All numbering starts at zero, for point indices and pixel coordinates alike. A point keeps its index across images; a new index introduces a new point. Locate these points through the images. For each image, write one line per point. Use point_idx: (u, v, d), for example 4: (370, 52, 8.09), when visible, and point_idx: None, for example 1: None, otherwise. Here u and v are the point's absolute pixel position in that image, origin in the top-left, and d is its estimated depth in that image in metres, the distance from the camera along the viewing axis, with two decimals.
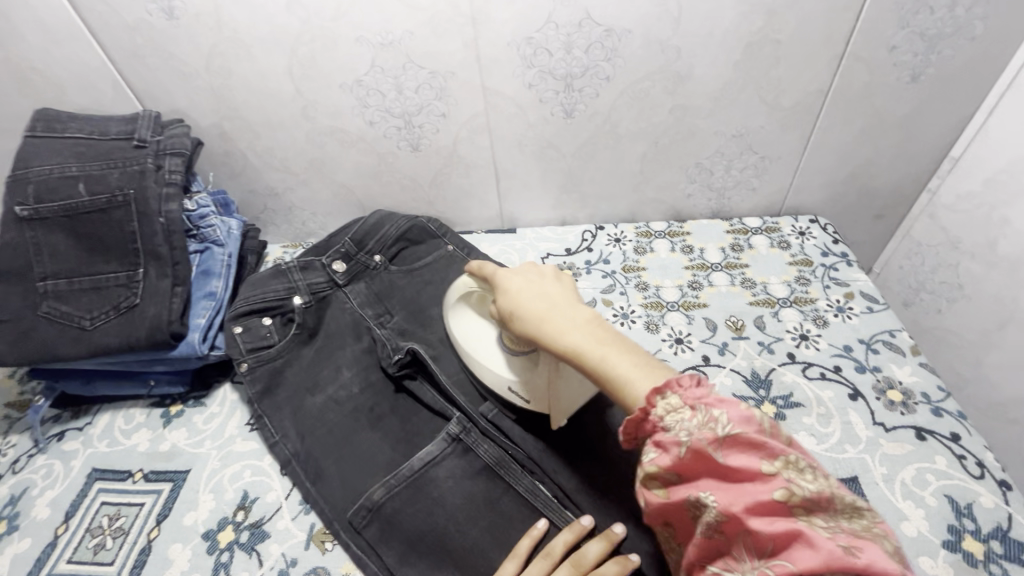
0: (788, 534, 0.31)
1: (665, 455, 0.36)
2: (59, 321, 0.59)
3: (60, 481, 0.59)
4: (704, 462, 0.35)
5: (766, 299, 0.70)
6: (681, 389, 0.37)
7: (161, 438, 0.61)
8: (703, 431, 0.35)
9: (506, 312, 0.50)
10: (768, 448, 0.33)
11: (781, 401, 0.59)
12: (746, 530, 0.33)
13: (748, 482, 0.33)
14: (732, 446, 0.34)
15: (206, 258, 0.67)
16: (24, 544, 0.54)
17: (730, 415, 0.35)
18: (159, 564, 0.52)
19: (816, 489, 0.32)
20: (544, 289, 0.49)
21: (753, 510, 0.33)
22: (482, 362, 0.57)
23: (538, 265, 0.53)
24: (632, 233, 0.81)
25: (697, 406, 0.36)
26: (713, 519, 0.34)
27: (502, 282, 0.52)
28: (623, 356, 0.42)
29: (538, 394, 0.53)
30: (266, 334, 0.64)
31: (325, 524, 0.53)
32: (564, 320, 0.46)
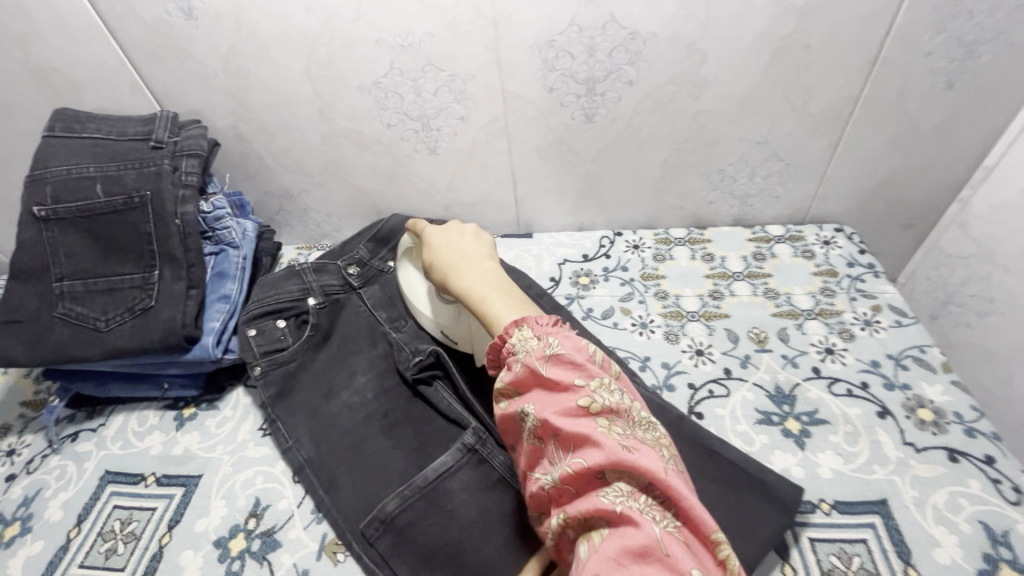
0: (585, 434, 0.38)
1: (511, 374, 0.43)
2: (75, 322, 0.59)
3: (74, 483, 0.58)
4: (534, 378, 0.42)
5: (790, 311, 0.68)
6: (535, 326, 0.45)
7: (174, 441, 0.61)
8: (537, 352, 0.42)
9: (427, 261, 0.58)
10: (584, 370, 0.41)
11: (806, 418, 0.57)
12: (556, 431, 0.39)
13: (564, 395, 0.40)
14: (557, 364, 0.42)
15: (221, 259, 0.66)
16: (37, 546, 0.54)
17: (563, 345, 0.43)
18: (170, 571, 0.51)
19: (614, 402, 0.39)
20: (462, 244, 0.57)
21: (564, 415, 0.39)
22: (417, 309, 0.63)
23: (466, 225, 0.61)
24: (651, 240, 0.79)
25: (541, 337, 0.44)
26: (534, 425, 0.41)
27: (429, 237, 0.60)
28: (501, 300, 0.50)
29: (463, 337, 0.60)
30: (280, 336, 0.63)
31: (337, 535, 0.52)
32: (468, 271, 0.54)
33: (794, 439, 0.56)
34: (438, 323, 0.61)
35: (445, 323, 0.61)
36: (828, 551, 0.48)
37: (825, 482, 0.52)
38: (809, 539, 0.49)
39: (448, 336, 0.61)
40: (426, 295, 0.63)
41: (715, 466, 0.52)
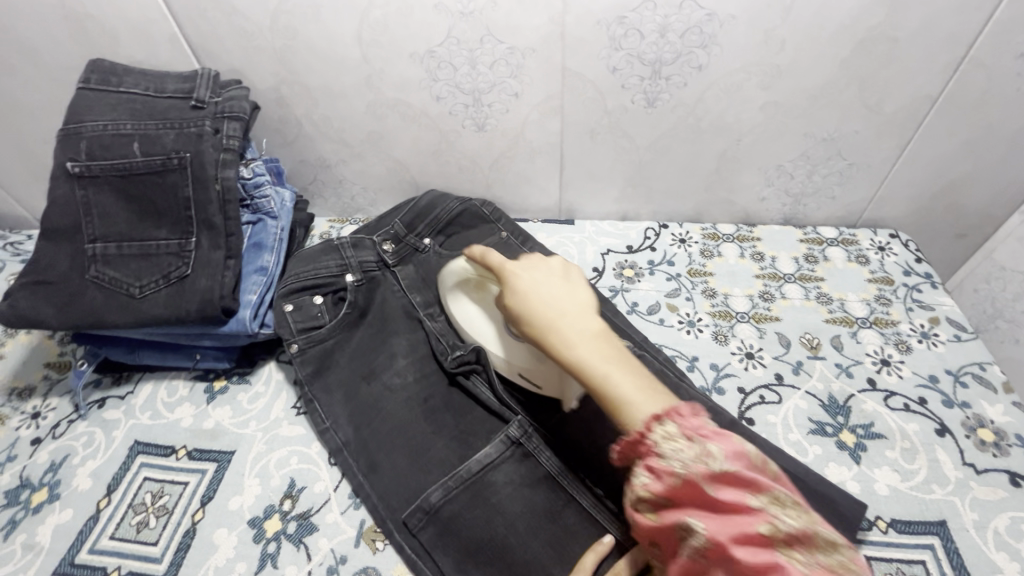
0: (771, 569, 0.31)
1: (657, 480, 0.35)
2: (107, 287, 0.56)
3: (102, 452, 0.57)
4: (693, 492, 0.33)
5: (844, 318, 0.65)
6: (679, 418, 0.36)
7: (205, 415, 0.59)
8: (696, 462, 0.34)
9: (513, 310, 0.48)
10: (757, 483, 0.33)
11: (861, 431, 0.55)
12: (729, 564, 0.32)
13: (736, 515, 0.32)
14: (722, 478, 0.33)
15: (258, 230, 0.63)
16: (66, 514, 0.53)
17: (725, 450, 0.34)
18: (204, 550, 0.50)
19: (800, 526, 0.32)
20: (553, 290, 0.48)
21: (736, 542, 0.32)
22: (489, 348, 0.56)
23: (551, 263, 0.52)
24: (698, 234, 0.76)
25: (694, 437, 0.35)
26: (698, 549, 0.33)
27: (510, 278, 0.50)
28: (625, 375, 0.40)
29: (551, 380, 0.53)
30: (317, 313, 0.61)
31: (376, 521, 0.50)
32: (571, 331, 0.44)
33: (849, 452, 0.54)
34: (516, 365, 0.55)
35: (523, 364, 0.54)
36: (884, 570, 0.47)
37: (881, 498, 0.51)
38: (866, 557, 0.47)
39: (528, 379, 0.55)
40: (493, 328, 0.57)
41: None
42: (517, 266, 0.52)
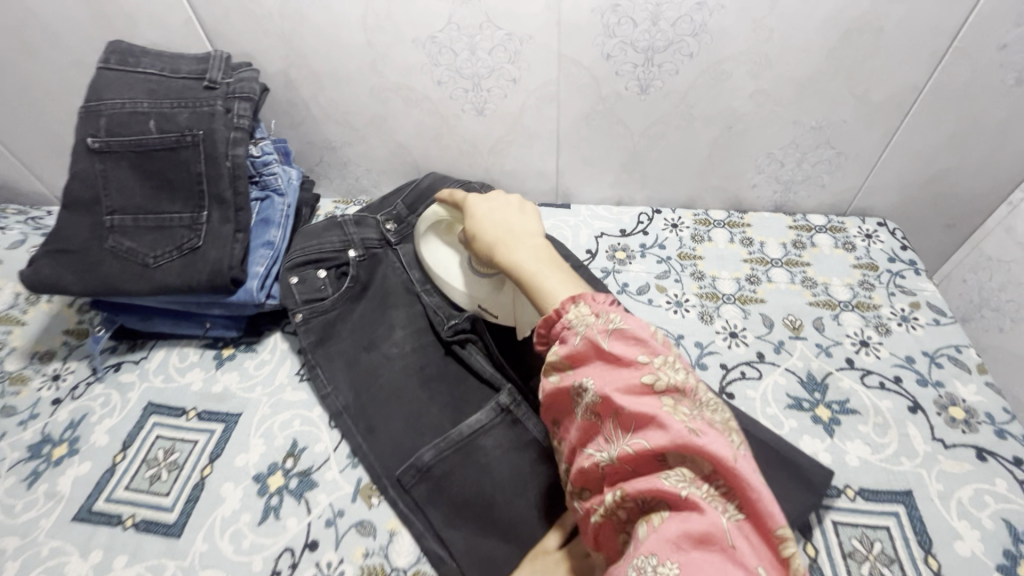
0: (647, 415, 0.36)
1: (565, 346, 0.41)
2: (124, 256, 0.60)
3: (118, 412, 0.60)
4: (592, 352, 0.39)
5: (827, 301, 0.68)
6: (591, 300, 0.42)
7: (214, 379, 0.63)
8: (596, 327, 0.40)
9: (468, 229, 0.54)
10: (646, 346, 0.39)
11: (836, 406, 0.58)
12: (615, 411, 0.38)
13: (625, 372, 0.38)
14: (617, 340, 0.39)
15: (266, 206, 0.67)
16: (85, 467, 0.56)
17: (624, 321, 0.40)
18: (211, 501, 0.53)
19: (679, 382, 0.37)
20: (505, 214, 0.53)
21: (622, 394, 0.37)
22: (452, 282, 0.61)
23: (513, 196, 0.57)
24: (690, 220, 0.79)
25: (599, 312, 0.41)
26: (593, 402, 0.39)
27: (470, 205, 0.55)
28: (553, 273, 0.46)
29: (506, 309, 0.58)
30: (321, 286, 0.64)
31: (372, 479, 0.54)
32: (514, 242, 0.50)
33: (823, 425, 0.56)
34: (475, 298, 0.59)
35: (483, 294, 0.59)
36: (850, 534, 0.49)
37: (851, 469, 0.53)
38: (833, 522, 0.50)
39: (488, 310, 0.60)
40: (457, 263, 0.61)
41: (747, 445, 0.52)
42: (479, 198, 0.56)
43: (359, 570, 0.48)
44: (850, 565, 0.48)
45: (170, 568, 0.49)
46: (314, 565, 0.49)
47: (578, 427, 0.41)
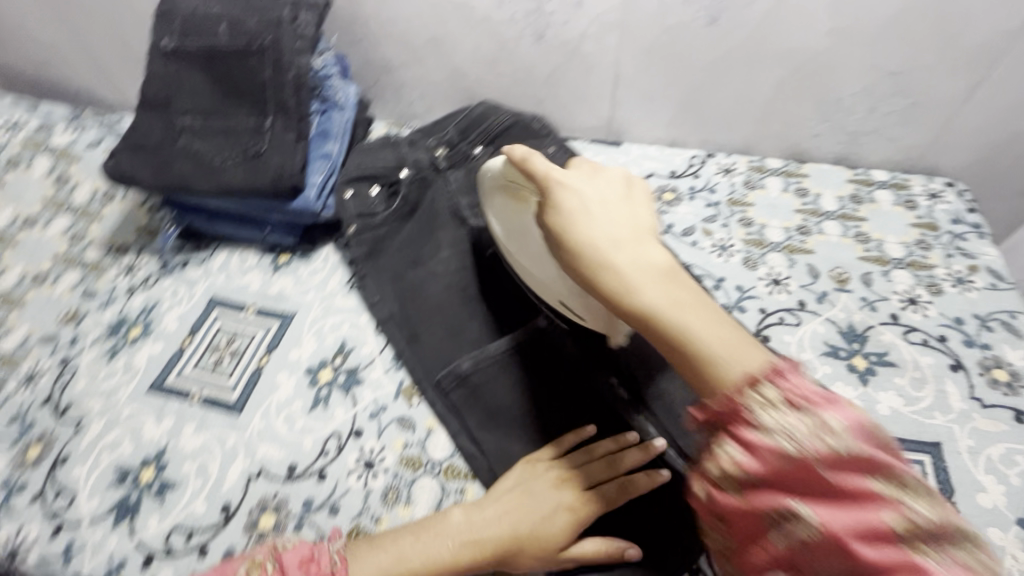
0: (897, 564, 0.29)
1: (755, 454, 0.33)
2: (194, 157, 0.63)
3: (186, 302, 0.66)
4: (803, 470, 0.32)
5: (879, 257, 0.66)
6: (779, 382, 0.35)
7: (271, 282, 0.67)
8: (806, 435, 0.32)
9: (563, 237, 0.45)
10: (880, 465, 0.31)
11: (874, 358, 0.57)
12: (844, 553, 0.30)
13: (854, 501, 0.31)
14: (839, 457, 0.31)
15: (325, 119, 0.69)
16: (157, 347, 0.62)
17: (842, 424, 0.32)
18: (268, 386, 0.58)
19: (933, 518, 0.30)
20: (609, 223, 0.45)
21: (858, 533, 0.30)
22: (537, 276, 0.54)
23: (606, 179, 0.49)
24: (744, 166, 0.76)
25: (801, 407, 0.33)
26: (805, 536, 0.31)
27: (563, 207, 0.46)
28: (700, 322, 0.39)
29: (597, 313, 0.51)
30: (373, 202, 0.67)
31: (414, 381, 0.57)
32: (632, 264, 0.42)
33: (857, 374, 0.56)
34: (561, 295, 0.53)
35: (572, 295, 0.52)
36: None
37: (881, 417, 0.54)
38: None
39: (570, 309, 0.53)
40: (544, 254, 0.53)
41: None
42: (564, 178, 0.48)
43: (399, 458, 0.53)
44: None
45: (232, 439, 0.55)
46: (358, 450, 0.53)
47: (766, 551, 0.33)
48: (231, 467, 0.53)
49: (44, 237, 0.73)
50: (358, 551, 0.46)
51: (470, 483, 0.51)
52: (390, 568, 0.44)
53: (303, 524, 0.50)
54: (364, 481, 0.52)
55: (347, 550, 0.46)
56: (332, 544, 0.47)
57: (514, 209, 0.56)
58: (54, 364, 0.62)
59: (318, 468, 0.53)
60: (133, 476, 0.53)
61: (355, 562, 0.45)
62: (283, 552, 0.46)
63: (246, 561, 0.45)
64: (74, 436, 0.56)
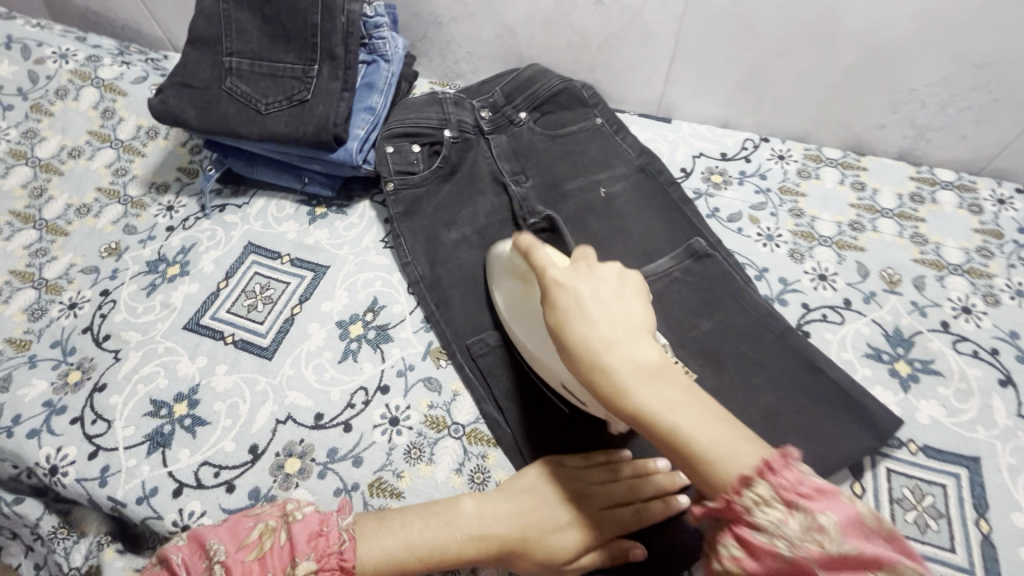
0: None
1: (752, 557, 0.29)
2: (239, 99, 0.62)
3: (223, 245, 0.66)
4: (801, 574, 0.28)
5: (934, 261, 0.63)
6: (772, 479, 0.30)
7: (307, 232, 0.67)
8: (805, 540, 0.28)
9: (558, 335, 0.40)
10: (883, 564, 0.27)
11: (918, 364, 0.55)
12: None
13: None
14: (842, 564, 0.27)
15: (371, 71, 0.67)
16: (194, 287, 0.63)
17: (837, 521, 0.28)
18: (299, 335, 0.59)
19: None
20: (607, 311, 0.39)
21: None
22: (535, 354, 0.50)
23: (599, 268, 0.43)
24: (799, 154, 0.73)
25: (794, 502, 0.29)
26: None
27: (558, 295, 0.41)
28: (699, 422, 0.33)
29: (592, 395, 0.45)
30: (413, 160, 0.65)
31: (442, 343, 0.57)
32: (630, 357, 0.36)
33: (899, 380, 0.54)
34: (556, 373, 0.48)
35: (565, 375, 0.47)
36: (902, 483, 0.49)
37: (919, 425, 0.52)
38: (887, 469, 0.49)
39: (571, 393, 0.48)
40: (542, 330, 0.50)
41: (814, 380, 0.52)
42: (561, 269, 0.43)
43: (424, 417, 0.53)
44: (896, 510, 0.48)
45: (262, 383, 0.56)
46: (384, 406, 0.54)
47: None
48: (260, 411, 0.54)
49: (89, 169, 0.74)
50: (367, 528, 0.44)
51: (492, 449, 0.51)
52: (393, 552, 0.42)
53: (326, 472, 0.51)
54: (388, 436, 0.52)
55: (358, 527, 0.44)
56: (342, 519, 0.44)
57: (518, 290, 0.52)
58: (95, 294, 0.63)
59: (344, 419, 0.53)
60: (166, 409, 0.54)
61: (363, 541, 0.43)
62: (293, 521, 0.43)
63: (259, 525, 0.43)
64: (112, 365, 0.57)
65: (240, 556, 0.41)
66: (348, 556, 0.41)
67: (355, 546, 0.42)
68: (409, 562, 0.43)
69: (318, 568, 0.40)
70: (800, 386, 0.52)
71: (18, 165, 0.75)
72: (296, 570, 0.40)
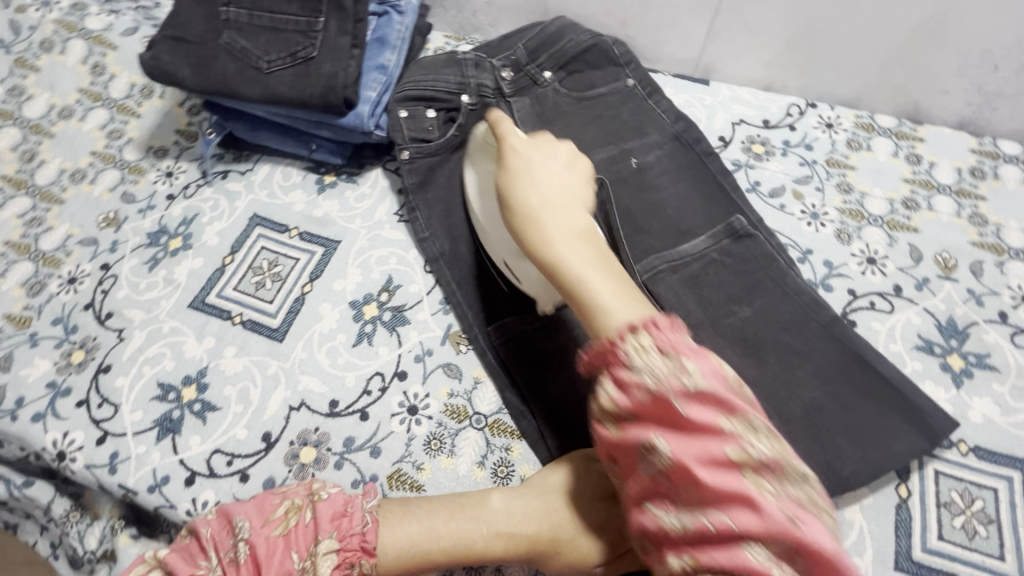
0: (734, 493, 0.31)
1: (623, 393, 0.35)
2: (238, 56, 0.56)
3: (227, 217, 0.62)
4: (661, 408, 0.34)
5: (995, 245, 0.58)
6: (654, 330, 0.36)
7: (316, 204, 0.62)
8: (669, 378, 0.34)
9: (501, 193, 0.46)
10: (731, 406, 0.33)
11: (973, 359, 0.52)
12: (692, 483, 0.32)
13: (704, 436, 0.33)
14: (695, 399, 0.33)
15: (382, 25, 0.61)
16: (198, 262, 0.59)
17: (700, 368, 0.34)
18: (311, 316, 0.55)
19: (768, 453, 0.32)
20: (550, 181, 0.45)
21: (703, 463, 0.32)
22: (486, 233, 0.53)
23: (553, 148, 0.48)
24: (850, 122, 0.67)
25: (666, 349, 0.35)
26: (661, 465, 0.33)
27: (508, 156, 0.47)
28: (599, 278, 0.41)
29: (529, 278, 0.50)
30: (427, 127, 0.60)
31: (463, 328, 0.54)
32: (554, 220, 0.43)
33: (951, 375, 0.51)
34: (501, 252, 0.52)
35: (508, 255, 0.51)
36: (951, 486, 0.46)
37: (971, 425, 0.49)
38: (935, 471, 0.47)
39: (511, 271, 0.52)
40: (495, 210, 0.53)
41: (863, 376, 0.48)
42: (517, 138, 0.48)
43: (444, 407, 0.50)
44: (943, 515, 0.45)
45: (272, 367, 0.53)
46: (402, 394, 0.51)
47: (635, 482, 0.36)
48: (271, 397, 0.52)
49: (82, 130, 0.69)
50: (392, 512, 0.41)
51: (516, 441, 0.49)
52: (419, 543, 0.40)
53: (343, 462, 0.48)
54: (407, 426, 0.50)
55: (383, 510, 0.42)
56: (367, 501, 0.42)
57: (484, 170, 0.54)
58: (95, 269, 0.60)
59: (360, 407, 0.51)
60: (174, 393, 0.52)
61: (387, 525, 0.41)
62: (319, 500, 0.41)
63: (286, 501, 0.41)
64: (116, 345, 0.55)
65: (266, 531, 0.40)
66: (370, 537, 0.39)
67: (378, 528, 0.40)
68: (433, 554, 0.40)
69: (341, 548, 0.39)
70: (846, 381, 0.48)
71: (6, 126, 0.70)
72: (318, 548, 0.38)
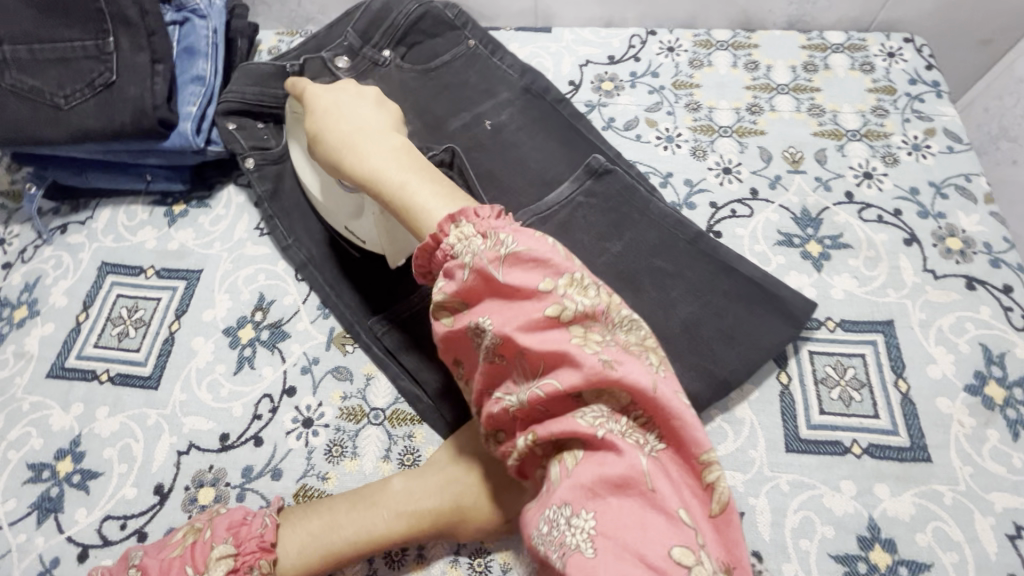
0: (556, 352, 0.33)
1: (452, 281, 0.37)
2: (29, 98, 0.52)
3: (73, 272, 0.57)
4: (485, 285, 0.35)
5: (834, 131, 0.61)
6: (475, 219, 0.37)
7: (168, 237, 0.58)
8: (487, 253, 0.35)
9: (314, 134, 0.47)
10: (549, 268, 0.35)
11: (828, 241, 0.55)
12: (520, 352, 0.34)
13: (525, 301, 0.35)
14: (513, 265, 0.35)
15: (187, 33, 0.58)
16: (49, 327, 0.55)
17: (516, 238, 0.36)
18: (184, 354, 0.52)
19: (588, 306, 0.34)
20: (355, 111, 0.47)
21: (524, 328, 0.34)
22: (322, 194, 0.53)
23: (361, 88, 0.49)
24: (689, 41, 0.68)
25: (486, 232, 0.36)
26: (491, 344, 0.35)
27: (313, 99, 0.49)
28: (417, 180, 0.41)
29: (371, 235, 0.51)
30: (263, 137, 0.57)
31: (345, 327, 0.52)
32: (365, 143, 0.44)
33: (812, 261, 0.54)
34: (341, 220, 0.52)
35: (345, 216, 0.52)
36: (825, 362, 0.49)
37: (834, 301, 0.52)
38: (809, 352, 0.50)
39: (352, 234, 0.52)
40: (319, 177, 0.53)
41: (731, 281, 0.51)
42: (322, 87, 0.50)
43: (339, 411, 0.49)
44: (821, 391, 0.48)
45: (152, 417, 0.50)
46: (294, 409, 0.49)
47: (478, 371, 0.37)
48: (157, 447, 0.49)
49: None
50: (295, 514, 0.43)
51: (418, 426, 0.49)
52: (320, 535, 0.42)
53: (245, 493, 0.47)
54: (304, 440, 0.48)
55: (286, 513, 0.43)
56: (268, 508, 0.43)
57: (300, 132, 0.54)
58: None
59: (253, 433, 0.49)
60: (49, 470, 0.48)
61: (288, 526, 0.42)
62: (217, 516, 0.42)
63: (184, 528, 0.42)
64: None
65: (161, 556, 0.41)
66: (269, 536, 0.41)
67: (279, 530, 0.42)
68: (336, 544, 0.42)
69: (238, 553, 0.40)
70: (715, 287, 0.50)
71: None
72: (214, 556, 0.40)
